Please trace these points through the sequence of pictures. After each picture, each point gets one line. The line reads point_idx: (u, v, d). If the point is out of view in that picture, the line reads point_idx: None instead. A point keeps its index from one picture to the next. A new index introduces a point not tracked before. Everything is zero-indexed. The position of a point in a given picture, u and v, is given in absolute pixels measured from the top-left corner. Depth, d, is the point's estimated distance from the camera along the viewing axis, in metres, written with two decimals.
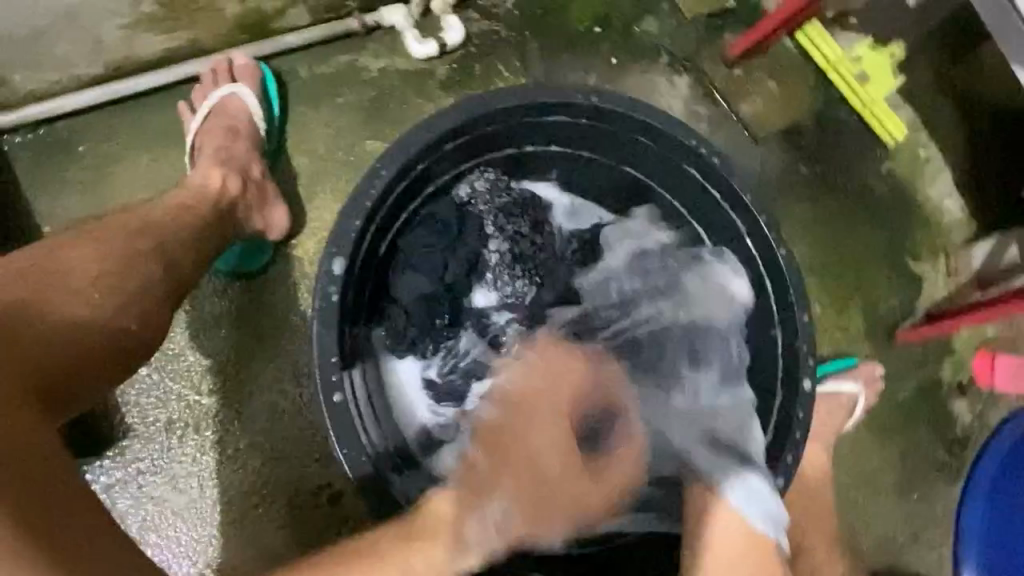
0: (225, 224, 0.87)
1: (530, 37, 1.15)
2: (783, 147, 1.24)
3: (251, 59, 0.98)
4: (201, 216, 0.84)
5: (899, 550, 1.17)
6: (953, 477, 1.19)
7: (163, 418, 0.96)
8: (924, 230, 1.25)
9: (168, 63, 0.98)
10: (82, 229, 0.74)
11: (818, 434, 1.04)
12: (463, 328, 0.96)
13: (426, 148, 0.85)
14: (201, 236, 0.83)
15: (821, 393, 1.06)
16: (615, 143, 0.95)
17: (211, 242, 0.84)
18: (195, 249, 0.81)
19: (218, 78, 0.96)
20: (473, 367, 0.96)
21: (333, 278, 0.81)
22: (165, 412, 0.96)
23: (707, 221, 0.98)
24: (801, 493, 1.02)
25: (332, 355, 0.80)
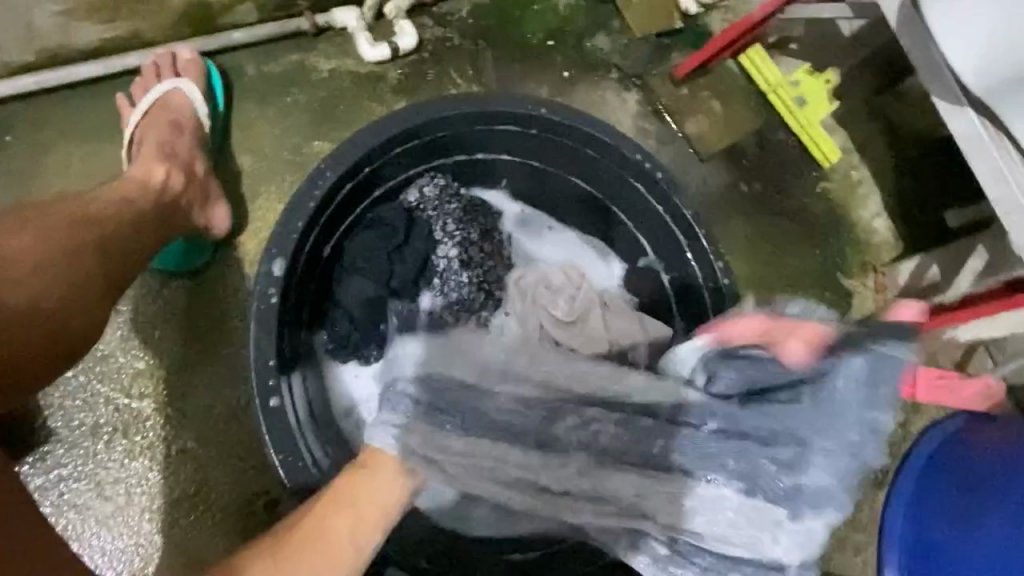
0: (173, 216, 0.85)
1: (483, 45, 1.16)
2: (726, 166, 1.30)
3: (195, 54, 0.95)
4: (143, 206, 0.81)
5: (826, 553, 1.23)
6: (877, 483, 1.26)
7: (90, 421, 0.92)
8: (854, 248, 1.32)
9: (108, 53, 0.94)
10: (15, 217, 0.71)
11: None
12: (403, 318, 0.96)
13: (372, 154, 0.86)
14: (143, 225, 0.80)
15: None
16: (562, 153, 0.97)
17: (154, 233, 0.82)
18: (142, 242, 0.79)
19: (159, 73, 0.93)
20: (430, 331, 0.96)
21: (273, 280, 0.80)
22: (92, 414, 0.92)
23: (651, 232, 1.00)
24: None
25: (269, 358, 0.79)
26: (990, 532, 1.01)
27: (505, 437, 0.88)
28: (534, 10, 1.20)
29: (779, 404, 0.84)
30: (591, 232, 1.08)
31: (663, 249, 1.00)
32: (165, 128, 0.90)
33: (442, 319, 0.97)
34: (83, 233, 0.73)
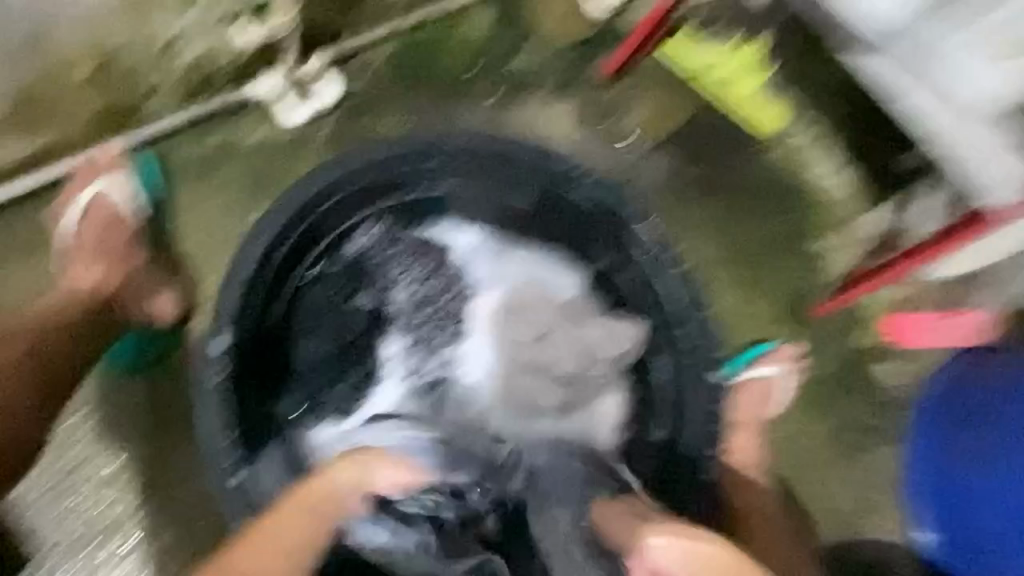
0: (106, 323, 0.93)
1: (411, 90, 1.20)
2: (669, 156, 1.30)
3: (124, 152, 0.99)
4: (79, 313, 0.91)
5: (844, 517, 1.20)
6: (887, 441, 1.22)
7: (81, 520, 1.00)
8: (816, 212, 1.30)
9: (46, 161, 0.99)
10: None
11: (743, 419, 1.11)
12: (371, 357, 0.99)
13: (298, 215, 0.89)
14: (68, 346, 0.90)
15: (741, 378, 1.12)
16: (494, 170, 0.95)
17: (94, 337, 0.92)
18: (75, 349, 0.91)
19: (80, 180, 0.97)
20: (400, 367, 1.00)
21: (217, 358, 0.85)
22: (82, 513, 0.99)
23: (601, 236, 0.98)
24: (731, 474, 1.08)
25: (222, 436, 0.85)
26: None
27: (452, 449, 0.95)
28: (456, 44, 1.22)
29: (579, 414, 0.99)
30: (546, 247, 1.03)
31: (613, 253, 0.97)
32: (99, 233, 0.95)
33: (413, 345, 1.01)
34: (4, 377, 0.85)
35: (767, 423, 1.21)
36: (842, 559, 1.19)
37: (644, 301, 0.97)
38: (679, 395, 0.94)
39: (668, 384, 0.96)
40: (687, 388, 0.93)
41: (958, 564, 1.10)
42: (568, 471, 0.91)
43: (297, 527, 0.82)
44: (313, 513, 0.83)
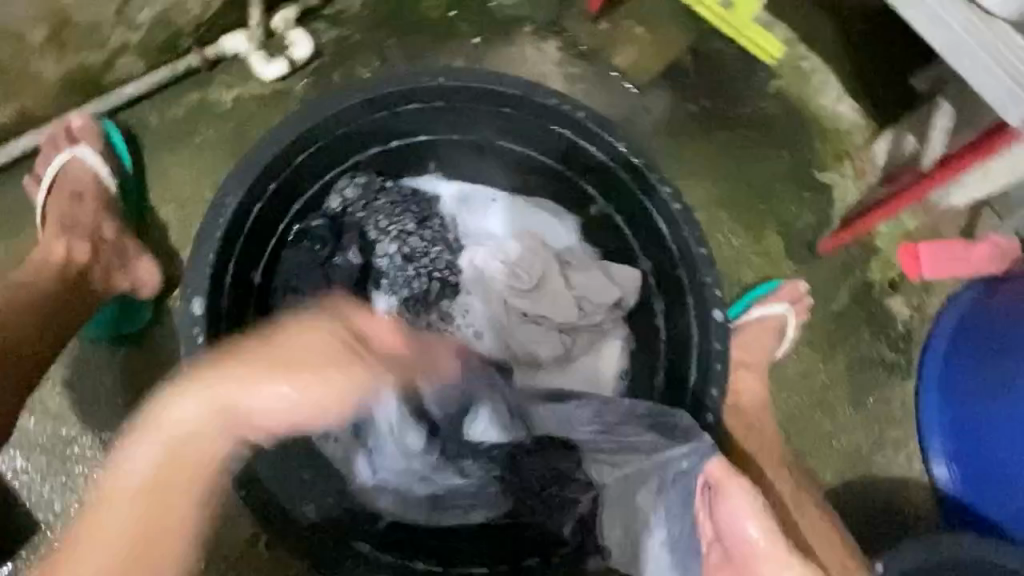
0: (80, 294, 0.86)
1: (385, 35, 1.12)
2: (667, 89, 1.24)
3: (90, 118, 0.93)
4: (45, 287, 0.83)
5: (868, 460, 1.14)
6: (905, 375, 1.18)
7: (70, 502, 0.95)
8: (824, 137, 1.25)
9: (18, 132, 0.92)
10: None
11: (750, 359, 1.02)
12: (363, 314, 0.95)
13: (272, 166, 0.82)
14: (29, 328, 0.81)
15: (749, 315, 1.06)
16: (477, 113, 0.92)
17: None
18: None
19: (59, 142, 0.91)
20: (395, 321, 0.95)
21: (195, 318, 0.78)
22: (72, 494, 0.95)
23: (592, 172, 0.95)
24: (735, 417, 0.99)
25: None
26: None
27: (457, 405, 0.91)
28: None
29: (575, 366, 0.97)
30: (537, 193, 1.02)
31: (606, 187, 0.95)
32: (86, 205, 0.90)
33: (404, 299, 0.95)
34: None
35: (781, 366, 1.15)
36: (871, 507, 1.13)
37: (639, 236, 0.95)
38: (682, 332, 0.91)
39: (668, 319, 0.94)
40: (692, 321, 0.89)
41: (978, 496, 1.06)
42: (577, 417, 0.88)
43: (176, 481, 0.60)
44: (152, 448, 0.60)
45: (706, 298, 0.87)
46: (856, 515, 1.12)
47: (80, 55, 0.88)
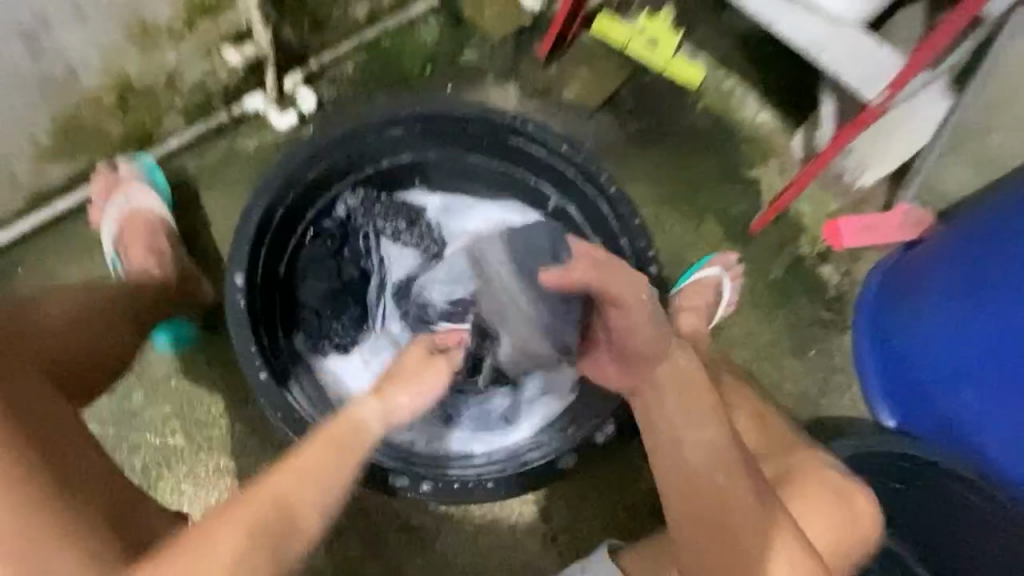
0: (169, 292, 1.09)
1: (373, 88, 1.38)
2: (612, 114, 1.48)
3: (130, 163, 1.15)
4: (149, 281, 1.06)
5: (814, 401, 1.33)
6: (840, 329, 1.37)
7: (141, 461, 1.14)
8: (748, 142, 1.48)
9: (81, 183, 1.15)
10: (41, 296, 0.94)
11: (692, 304, 1.21)
12: (365, 301, 1.13)
13: (291, 179, 1.04)
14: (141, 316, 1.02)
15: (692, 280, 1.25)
16: (450, 134, 1.15)
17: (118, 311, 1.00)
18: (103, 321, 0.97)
19: (105, 189, 1.13)
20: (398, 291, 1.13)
21: (237, 289, 0.97)
22: (141, 455, 1.14)
23: (547, 173, 1.17)
24: None
25: (250, 345, 0.95)
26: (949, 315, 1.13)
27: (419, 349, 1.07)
28: (407, 47, 1.42)
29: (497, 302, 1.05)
30: (507, 196, 1.23)
31: (559, 184, 1.17)
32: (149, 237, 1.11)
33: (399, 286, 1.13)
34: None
35: (730, 329, 1.34)
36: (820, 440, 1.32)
37: (590, 220, 1.16)
38: None
39: None
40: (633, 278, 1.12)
41: (914, 421, 1.23)
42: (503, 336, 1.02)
43: (339, 460, 0.69)
44: (308, 460, 0.68)
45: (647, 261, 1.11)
46: None
47: (137, 115, 1.13)
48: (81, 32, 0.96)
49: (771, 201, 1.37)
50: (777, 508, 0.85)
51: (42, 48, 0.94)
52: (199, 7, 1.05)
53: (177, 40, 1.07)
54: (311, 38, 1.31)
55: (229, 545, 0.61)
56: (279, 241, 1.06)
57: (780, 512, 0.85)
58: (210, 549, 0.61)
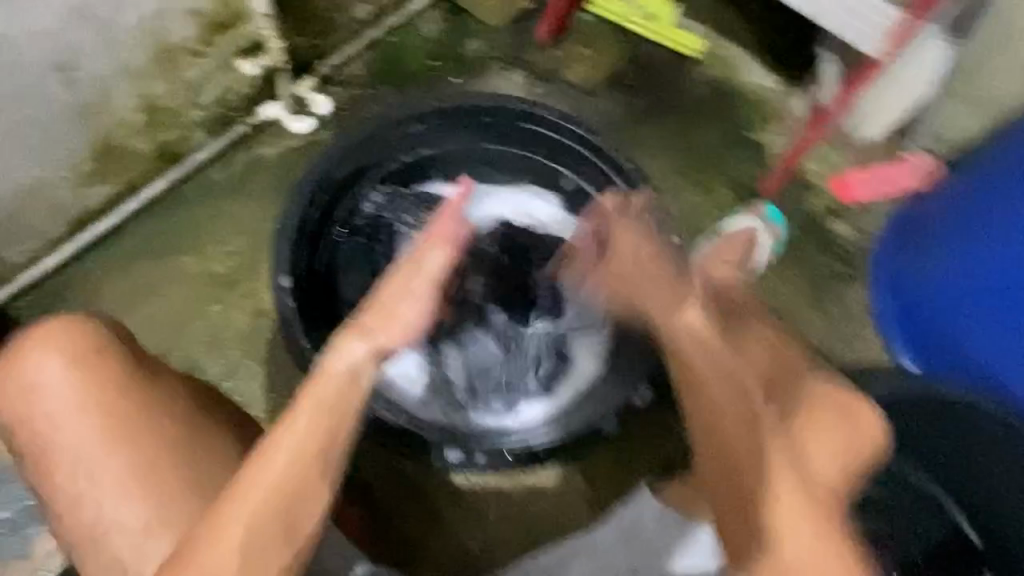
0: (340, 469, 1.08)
1: (382, 87, 1.41)
2: (617, 90, 1.50)
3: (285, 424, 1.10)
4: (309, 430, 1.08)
5: (837, 353, 1.37)
6: (857, 282, 1.40)
7: None
8: (753, 106, 1.51)
9: (119, 203, 1.18)
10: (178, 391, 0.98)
11: None
12: None
13: (322, 183, 1.10)
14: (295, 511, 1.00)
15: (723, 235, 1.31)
16: (464, 126, 1.20)
17: None
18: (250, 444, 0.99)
19: None
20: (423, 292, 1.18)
21: (286, 290, 1.02)
22: None
23: (561, 157, 1.22)
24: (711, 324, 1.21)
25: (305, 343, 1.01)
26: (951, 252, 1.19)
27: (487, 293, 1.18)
28: (411, 45, 1.45)
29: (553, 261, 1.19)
30: (524, 179, 1.25)
31: (575, 165, 1.21)
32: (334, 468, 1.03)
33: None
34: (78, 392, 0.83)
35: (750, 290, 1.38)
36: None
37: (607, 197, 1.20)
38: None
39: None
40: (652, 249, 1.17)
41: (934, 364, 1.29)
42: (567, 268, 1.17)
43: (334, 413, 0.72)
44: (305, 425, 0.71)
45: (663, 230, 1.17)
46: None
47: (166, 132, 1.17)
48: (108, 57, 1.01)
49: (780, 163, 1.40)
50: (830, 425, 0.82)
51: (74, 74, 0.99)
52: (215, 23, 1.10)
53: (196, 57, 1.11)
54: (321, 43, 1.34)
55: (237, 522, 0.68)
56: (313, 243, 1.10)
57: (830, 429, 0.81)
58: (221, 530, 0.68)
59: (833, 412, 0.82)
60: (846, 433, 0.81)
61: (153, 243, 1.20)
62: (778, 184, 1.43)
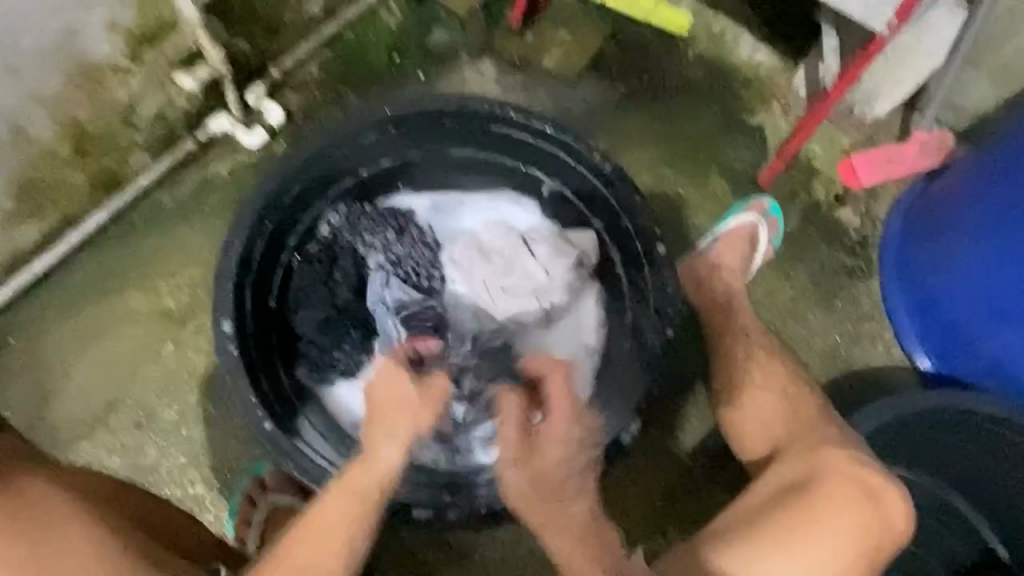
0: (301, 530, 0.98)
1: (341, 89, 1.29)
2: (598, 76, 1.38)
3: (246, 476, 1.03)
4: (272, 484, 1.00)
5: (847, 355, 1.26)
6: (868, 275, 1.29)
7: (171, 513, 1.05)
8: (748, 86, 1.38)
9: (57, 239, 1.09)
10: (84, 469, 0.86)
11: (711, 265, 1.16)
12: (365, 324, 1.08)
13: (267, 209, 0.99)
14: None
15: (720, 236, 1.20)
16: (425, 132, 1.07)
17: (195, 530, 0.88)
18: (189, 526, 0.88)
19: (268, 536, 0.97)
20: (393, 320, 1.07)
21: (227, 337, 0.93)
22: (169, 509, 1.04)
23: (536, 159, 1.10)
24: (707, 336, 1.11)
25: (252, 393, 0.92)
26: (972, 251, 1.08)
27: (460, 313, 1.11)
28: (371, 39, 1.32)
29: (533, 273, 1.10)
30: (498, 187, 1.16)
31: (550, 169, 1.10)
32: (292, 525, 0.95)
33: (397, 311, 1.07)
34: None
35: (751, 291, 1.27)
36: (859, 394, 1.24)
37: (586, 202, 1.10)
38: (633, 269, 1.07)
39: (624, 265, 1.09)
40: (638, 257, 1.06)
41: (956, 365, 1.18)
42: (542, 288, 1.10)
43: (356, 500, 0.82)
44: (327, 511, 0.81)
45: (646, 239, 1.05)
46: (848, 405, 1.24)
47: (100, 158, 1.07)
48: (17, 87, 0.92)
49: (777, 150, 1.28)
50: (856, 507, 0.87)
51: None
52: (140, 37, 1.00)
53: (123, 75, 1.01)
54: (268, 47, 1.23)
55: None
56: (263, 274, 1.00)
57: (851, 512, 0.87)
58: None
59: (856, 490, 0.88)
60: (872, 518, 0.87)
61: (97, 279, 1.11)
62: (774, 174, 1.31)
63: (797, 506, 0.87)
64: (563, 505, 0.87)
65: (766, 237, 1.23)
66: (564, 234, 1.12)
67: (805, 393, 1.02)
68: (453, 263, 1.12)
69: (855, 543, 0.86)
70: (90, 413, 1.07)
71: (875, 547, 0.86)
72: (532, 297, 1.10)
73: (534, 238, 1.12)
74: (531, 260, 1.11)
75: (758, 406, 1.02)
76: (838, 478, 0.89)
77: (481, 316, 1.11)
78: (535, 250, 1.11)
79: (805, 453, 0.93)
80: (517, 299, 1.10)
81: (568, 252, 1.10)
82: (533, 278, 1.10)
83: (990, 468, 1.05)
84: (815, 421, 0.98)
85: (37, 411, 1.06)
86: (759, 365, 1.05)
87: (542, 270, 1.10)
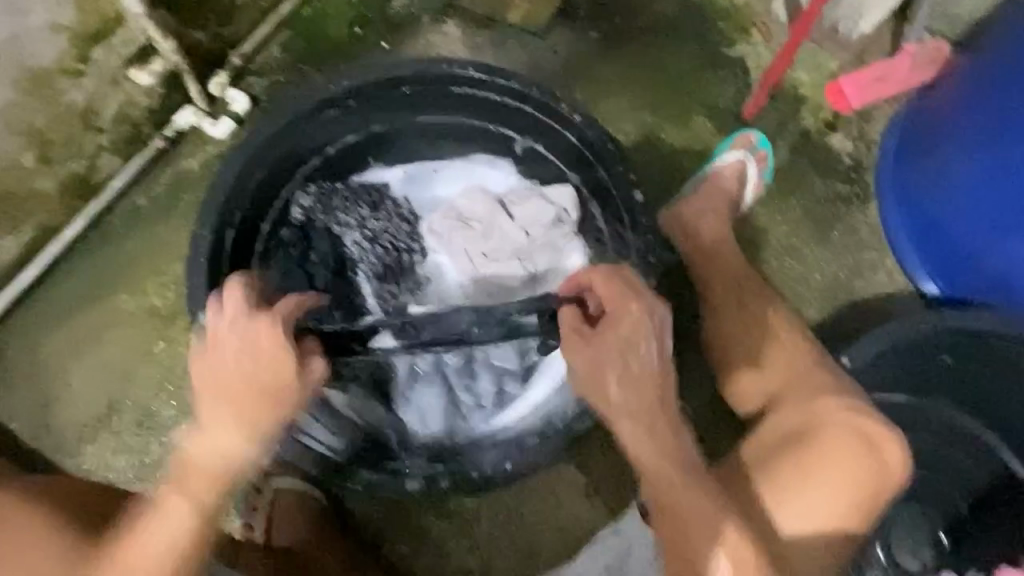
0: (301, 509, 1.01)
1: (305, 68, 1.26)
2: (568, 25, 1.32)
3: None
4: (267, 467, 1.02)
5: (848, 285, 1.22)
6: (864, 201, 1.24)
7: None
8: (725, 17, 1.31)
9: (38, 251, 1.10)
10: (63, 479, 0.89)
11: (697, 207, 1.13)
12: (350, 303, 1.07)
13: (232, 198, 0.95)
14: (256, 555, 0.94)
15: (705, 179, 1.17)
16: (387, 102, 1.03)
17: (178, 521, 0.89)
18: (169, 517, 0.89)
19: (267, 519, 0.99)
20: (377, 296, 1.08)
21: None
22: None
23: (505, 117, 1.06)
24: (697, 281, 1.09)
25: None
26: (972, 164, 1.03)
27: (444, 282, 1.10)
28: (330, 13, 1.29)
29: (513, 234, 1.09)
30: (471, 150, 1.14)
31: (519, 125, 1.06)
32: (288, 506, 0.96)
33: (382, 286, 1.08)
34: None
35: (743, 230, 1.23)
36: (861, 324, 1.21)
37: (560, 156, 1.06)
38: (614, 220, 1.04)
39: (605, 217, 1.06)
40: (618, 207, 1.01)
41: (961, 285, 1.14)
42: (523, 249, 1.08)
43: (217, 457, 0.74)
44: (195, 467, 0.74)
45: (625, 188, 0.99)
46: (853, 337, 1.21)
47: (67, 165, 1.07)
48: None
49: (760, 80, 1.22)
50: (859, 456, 0.84)
51: None
52: (84, 36, 0.98)
53: (74, 77, 1.00)
54: (224, 32, 1.20)
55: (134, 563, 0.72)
56: (238, 263, 0.99)
57: (856, 462, 0.83)
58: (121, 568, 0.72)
59: (853, 439, 0.85)
60: (870, 469, 0.83)
61: (84, 285, 1.12)
62: (758, 106, 1.25)
63: (793, 459, 0.84)
64: (645, 396, 0.81)
65: (752, 173, 1.19)
66: (542, 193, 1.10)
67: (797, 335, 1.00)
68: (433, 234, 1.11)
69: (849, 494, 0.82)
70: (92, 416, 1.09)
71: (872, 494, 0.83)
72: (514, 259, 1.08)
73: (512, 200, 1.10)
74: (511, 222, 1.09)
75: (750, 350, 1.00)
76: (837, 427, 0.86)
77: (465, 284, 1.09)
78: (514, 212, 1.09)
79: (802, 400, 0.90)
80: (498, 263, 1.09)
81: (546, 209, 1.08)
82: (513, 240, 1.09)
83: (1002, 383, 1.02)
84: (811, 369, 0.94)
85: (42, 419, 1.08)
86: (761, 316, 1.02)
87: (523, 229, 1.09)
